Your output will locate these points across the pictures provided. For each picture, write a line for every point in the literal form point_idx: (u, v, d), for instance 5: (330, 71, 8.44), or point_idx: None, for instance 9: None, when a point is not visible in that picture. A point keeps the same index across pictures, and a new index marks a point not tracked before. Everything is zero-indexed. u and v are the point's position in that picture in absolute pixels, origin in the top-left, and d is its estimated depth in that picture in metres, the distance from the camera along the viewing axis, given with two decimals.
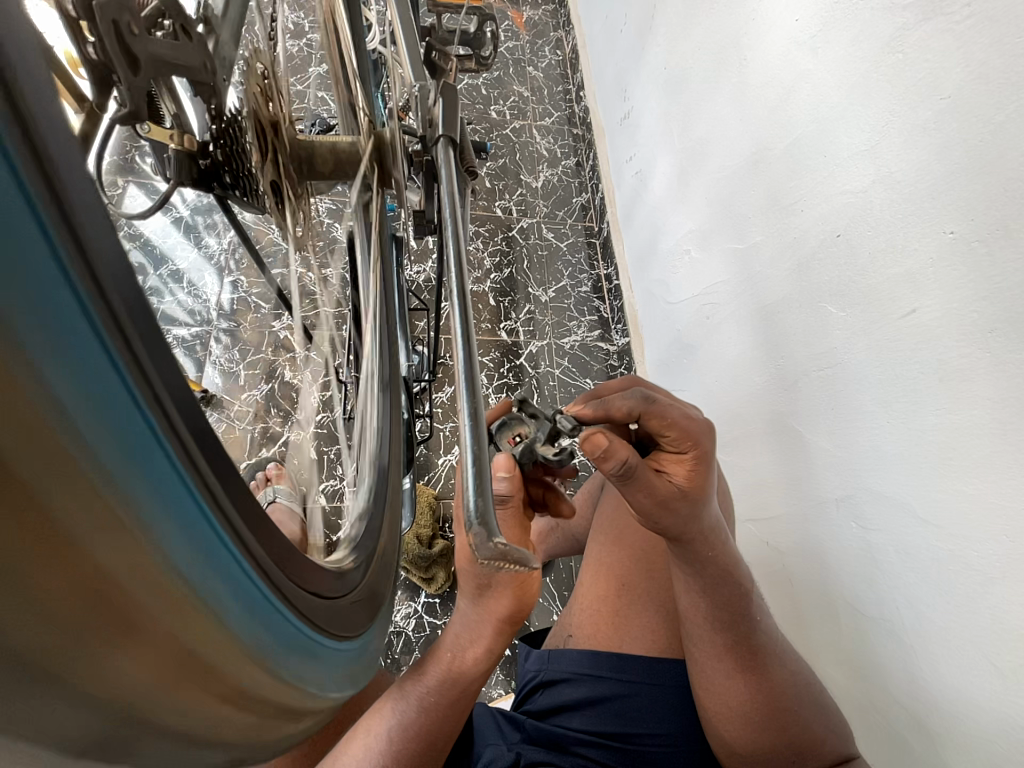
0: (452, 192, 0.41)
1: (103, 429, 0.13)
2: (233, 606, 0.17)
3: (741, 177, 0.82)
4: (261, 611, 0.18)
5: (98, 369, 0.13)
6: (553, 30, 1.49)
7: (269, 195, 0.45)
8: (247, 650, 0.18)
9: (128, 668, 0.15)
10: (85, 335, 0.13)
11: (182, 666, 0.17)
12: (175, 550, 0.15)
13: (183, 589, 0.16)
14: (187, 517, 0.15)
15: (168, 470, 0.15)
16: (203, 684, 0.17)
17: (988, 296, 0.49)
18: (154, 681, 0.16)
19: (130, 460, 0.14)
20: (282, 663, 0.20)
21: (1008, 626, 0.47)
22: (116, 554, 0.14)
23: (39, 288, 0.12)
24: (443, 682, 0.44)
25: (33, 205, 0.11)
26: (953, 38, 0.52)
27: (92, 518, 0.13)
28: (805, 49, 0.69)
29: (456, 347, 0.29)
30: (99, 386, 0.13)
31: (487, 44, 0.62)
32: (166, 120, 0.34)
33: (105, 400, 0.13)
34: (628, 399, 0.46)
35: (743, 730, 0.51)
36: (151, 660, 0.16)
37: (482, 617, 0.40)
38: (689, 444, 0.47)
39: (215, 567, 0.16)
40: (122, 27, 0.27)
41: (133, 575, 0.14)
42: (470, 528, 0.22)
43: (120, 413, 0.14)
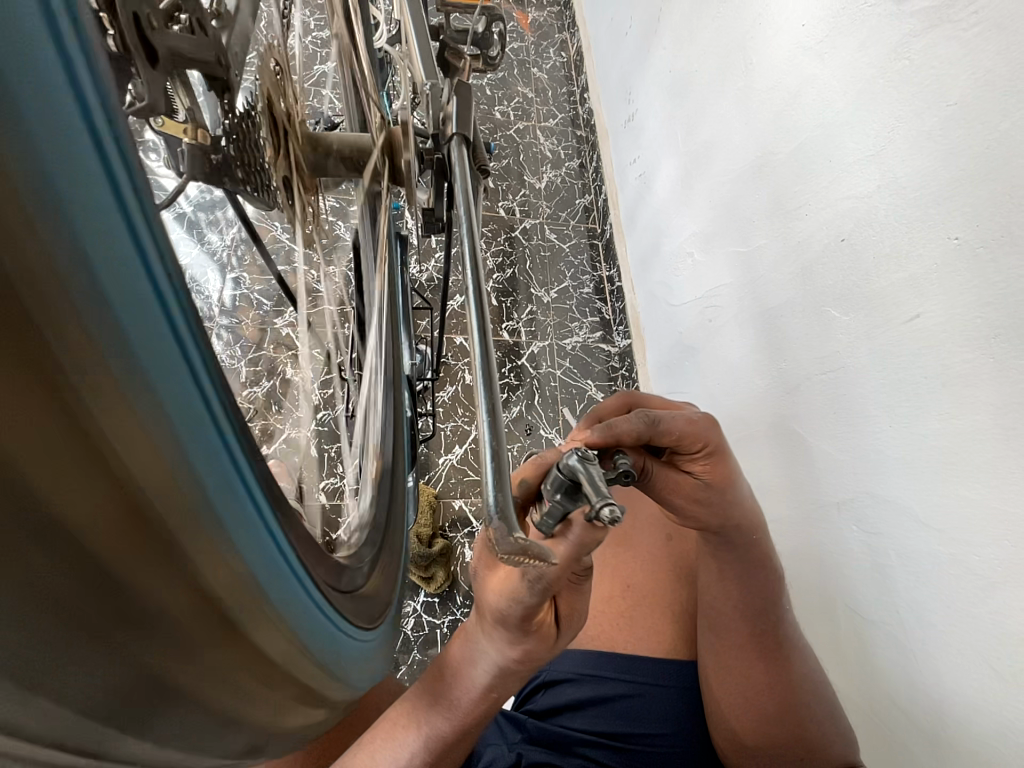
0: (467, 189, 0.42)
1: (163, 393, 0.15)
2: (262, 568, 0.19)
3: (746, 180, 0.83)
4: (282, 569, 0.20)
5: (160, 336, 0.15)
6: (558, 31, 1.49)
7: (280, 190, 0.45)
8: (272, 611, 0.20)
9: (167, 621, 0.17)
10: (152, 305, 0.14)
11: (213, 623, 0.18)
12: (210, 486, 0.17)
13: (222, 544, 0.17)
14: (230, 478, 0.17)
15: (216, 436, 0.17)
16: (225, 634, 0.18)
17: (992, 302, 0.49)
18: (188, 636, 0.18)
19: (177, 402, 0.15)
20: (301, 628, 0.21)
21: (1008, 630, 0.47)
22: (170, 505, 0.16)
23: (109, 233, 0.13)
24: (485, 708, 0.44)
25: (108, 164, 0.13)
26: (960, 45, 0.52)
27: (150, 470, 0.15)
28: (811, 53, 0.70)
29: (473, 341, 0.29)
30: (162, 352, 0.15)
31: (496, 44, 0.61)
32: (181, 113, 0.33)
33: (168, 366, 0.15)
34: (631, 423, 0.43)
35: (756, 724, 0.51)
36: (188, 614, 0.17)
37: (527, 658, 0.41)
38: (700, 443, 0.45)
39: (251, 530, 0.18)
40: (141, 19, 0.27)
41: (181, 525, 0.16)
42: (490, 523, 0.22)
43: (177, 379, 0.15)
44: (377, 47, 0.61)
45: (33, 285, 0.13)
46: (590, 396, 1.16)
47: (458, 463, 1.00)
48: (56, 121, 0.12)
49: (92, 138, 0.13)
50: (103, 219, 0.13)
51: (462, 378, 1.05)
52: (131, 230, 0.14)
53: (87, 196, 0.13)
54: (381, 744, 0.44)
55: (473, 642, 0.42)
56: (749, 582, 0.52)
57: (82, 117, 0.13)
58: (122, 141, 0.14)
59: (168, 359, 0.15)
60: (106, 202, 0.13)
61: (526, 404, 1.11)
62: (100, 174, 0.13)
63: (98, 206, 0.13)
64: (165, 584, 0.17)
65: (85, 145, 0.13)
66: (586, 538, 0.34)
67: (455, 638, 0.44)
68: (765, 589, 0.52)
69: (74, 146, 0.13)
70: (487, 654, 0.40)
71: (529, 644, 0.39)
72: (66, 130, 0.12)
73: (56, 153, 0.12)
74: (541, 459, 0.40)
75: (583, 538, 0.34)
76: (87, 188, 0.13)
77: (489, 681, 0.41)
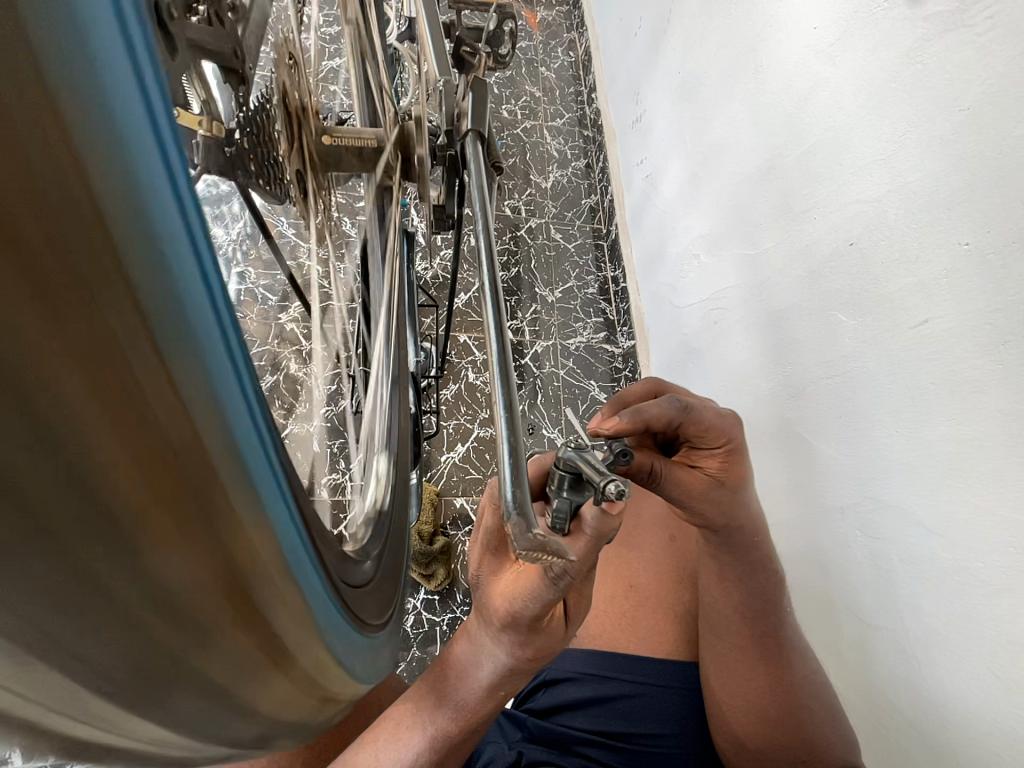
0: (480, 184, 0.42)
1: (198, 365, 0.15)
2: (283, 551, 0.18)
3: (755, 182, 0.83)
4: (297, 557, 0.19)
5: (198, 307, 0.14)
6: (567, 31, 1.49)
7: (294, 184, 0.45)
8: (290, 595, 0.19)
9: (190, 592, 0.17)
10: (190, 273, 0.14)
11: (234, 601, 0.18)
12: (232, 463, 0.16)
13: (244, 524, 0.17)
14: (254, 453, 0.17)
15: (246, 413, 0.16)
16: (238, 612, 0.18)
17: (1002, 308, 0.49)
18: (208, 611, 0.18)
19: (205, 374, 0.15)
20: (319, 615, 0.21)
21: (1011, 637, 0.47)
22: (200, 478, 0.16)
23: (145, 193, 0.13)
24: (489, 708, 0.44)
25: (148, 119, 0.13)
26: (975, 50, 0.52)
27: (182, 443, 0.15)
28: (823, 56, 0.70)
29: (488, 337, 0.29)
30: (199, 323, 0.14)
31: (508, 41, 0.59)
32: (196, 106, 0.34)
33: (202, 340, 0.15)
34: (664, 406, 0.46)
35: (755, 724, 0.51)
36: (211, 587, 0.18)
37: (532, 659, 0.40)
38: (722, 439, 0.47)
39: (274, 513, 0.18)
40: (163, 12, 0.27)
41: (207, 501, 0.16)
42: (509, 519, 0.22)
43: (212, 352, 0.15)
44: (387, 43, 0.61)
45: (88, 259, 0.13)
46: (593, 396, 1.16)
47: (461, 461, 1.00)
48: (107, 85, 0.12)
49: (142, 102, 0.13)
50: (145, 183, 0.13)
51: (466, 376, 1.05)
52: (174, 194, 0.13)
53: (136, 163, 0.13)
54: (383, 744, 0.44)
55: (477, 642, 0.41)
56: (751, 584, 0.52)
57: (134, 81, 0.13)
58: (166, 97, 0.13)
59: (204, 329, 0.15)
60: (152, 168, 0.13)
61: (529, 403, 1.11)
62: (144, 128, 0.13)
63: (136, 164, 0.13)
64: (190, 558, 0.17)
65: (130, 98, 0.13)
66: (603, 527, 0.32)
67: (456, 638, 0.43)
68: (768, 591, 0.52)
69: (124, 111, 0.13)
70: (491, 651, 0.40)
71: (535, 640, 0.39)
72: (117, 94, 0.12)
73: (99, 105, 0.12)
74: (543, 461, 0.42)
75: (600, 528, 0.32)
76: (133, 153, 0.13)
77: (493, 679, 0.42)
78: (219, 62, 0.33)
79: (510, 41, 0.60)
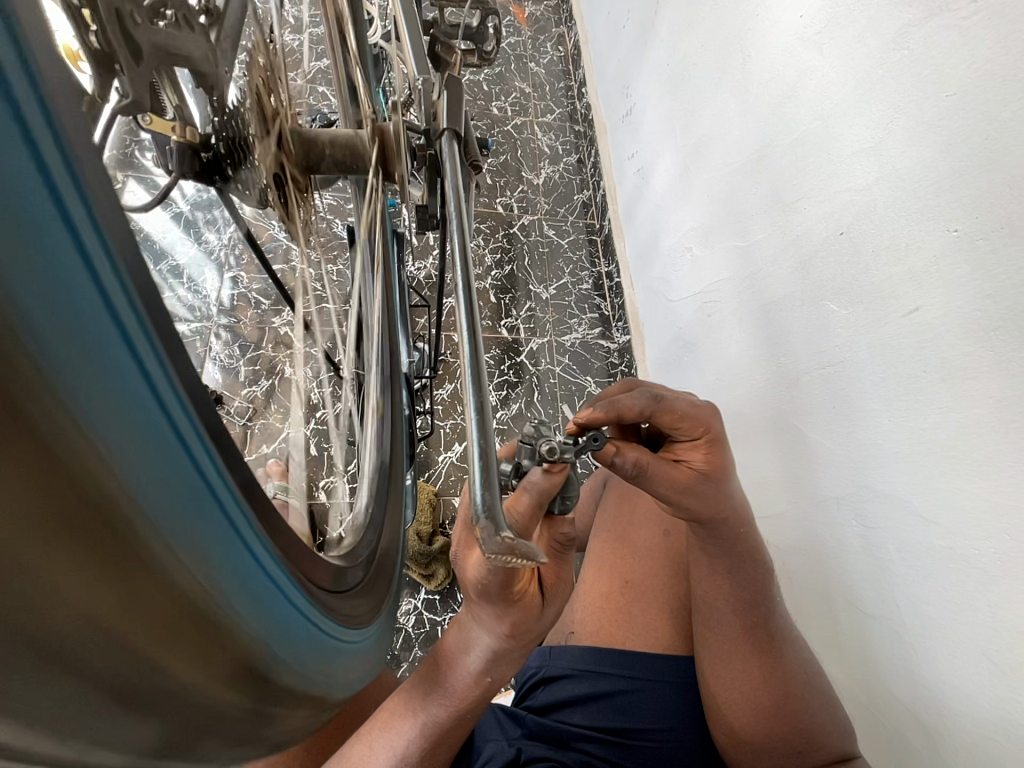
0: (457, 184, 0.41)
1: (131, 421, 0.15)
2: (235, 583, 0.19)
3: (745, 174, 0.82)
4: (249, 567, 0.19)
5: (124, 364, 0.15)
6: (556, 25, 1.48)
7: (271, 188, 0.45)
8: (249, 623, 0.20)
9: (136, 637, 0.17)
10: (114, 337, 0.15)
11: (183, 636, 0.18)
12: (168, 492, 0.16)
13: (191, 565, 0.17)
14: (194, 479, 0.17)
15: (183, 451, 0.17)
16: (191, 640, 0.18)
17: (992, 293, 0.49)
18: (167, 652, 0.18)
19: (131, 412, 0.15)
20: (286, 632, 0.21)
21: (1006, 623, 0.47)
22: (139, 531, 0.16)
23: (48, 247, 0.13)
24: (481, 696, 0.44)
25: (44, 173, 0.13)
26: (959, 34, 0.51)
27: (117, 498, 0.15)
28: (810, 44, 0.69)
29: (461, 341, 0.29)
30: (131, 388, 0.15)
31: (491, 39, 0.61)
32: (169, 111, 0.35)
33: (133, 396, 0.15)
34: (635, 397, 0.47)
35: (750, 717, 0.51)
36: (166, 630, 0.17)
37: (517, 643, 0.41)
38: (701, 427, 0.49)
39: (222, 546, 0.18)
40: (125, 16, 0.28)
41: (152, 548, 0.16)
42: (478, 522, 0.22)
43: (143, 407, 0.15)
44: (371, 43, 0.60)
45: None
46: (589, 392, 1.15)
47: (459, 461, 1.00)
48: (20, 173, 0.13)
49: (46, 183, 0.13)
50: (53, 247, 0.13)
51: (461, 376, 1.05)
52: (88, 267, 0.14)
53: (37, 219, 0.13)
54: (376, 735, 0.45)
55: (466, 629, 0.42)
56: (743, 576, 0.52)
57: (36, 161, 0.13)
58: (63, 144, 0.13)
59: (128, 379, 0.15)
60: (66, 245, 0.13)
61: (526, 401, 1.11)
62: (37, 179, 0.13)
63: (38, 221, 0.13)
64: (139, 607, 0.17)
65: (22, 152, 0.12)
66: (545, 485, 0.35)
67: (449, 628, 0.44)
68: (761, 584, 0.52)
69: (28, 192, 0.13)
70: (480, 636, 0.41)
71: (517, 621, 0.39)
72: (25, 186, 0.13)
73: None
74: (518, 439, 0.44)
75: (540, 485, 0.35)
76: (40, 229, 0.13)
77: (481, 666, 0.42)
78: (189, 69, 0.33)
79: (493, 37, 0.61)
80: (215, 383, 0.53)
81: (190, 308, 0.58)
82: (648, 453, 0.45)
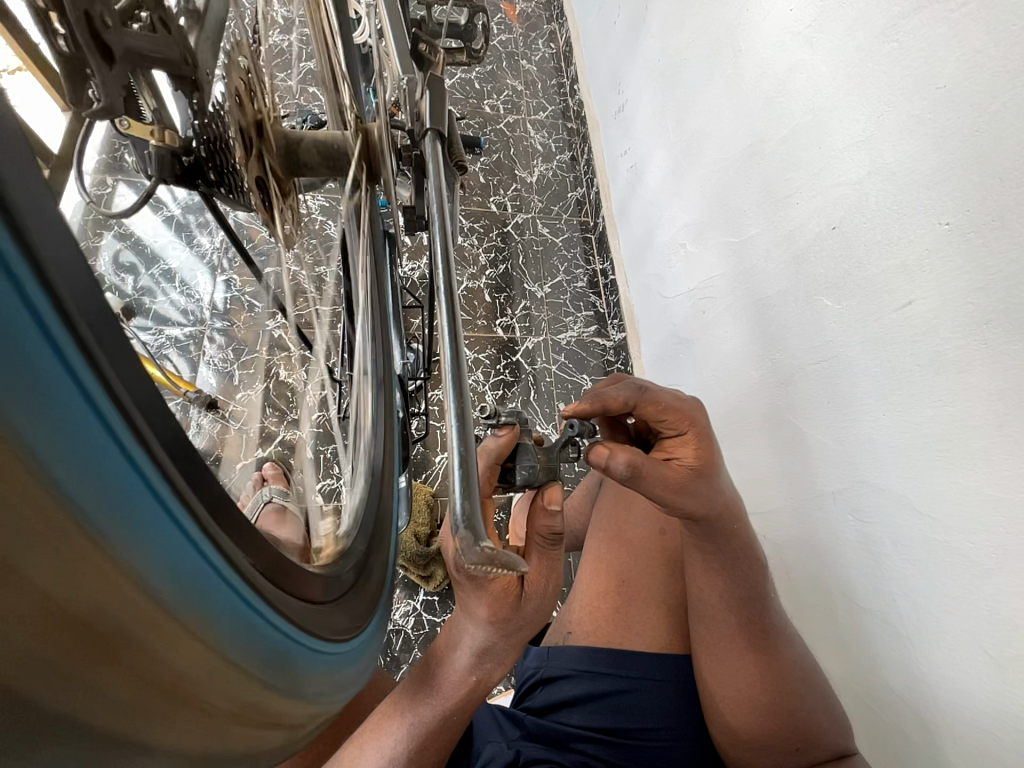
0: (441, 185, 0.41)
1: (78, 463, 0.14)
2: (209, 622, 0.18)
3: (737, 170, 0.82)
4: (226, 602, 0.18)
5: (69, 398, 0.14)
6: (547, 22, 1.47)
7: (255, 191, 0.44)
8: (227, 656, 0.19)
9: (102, 684, 0.16)
10: (55, 370, 0.13)
11: (155, 680, 0.17)
12: (131, 539, 0.15)
13: (155, 609, 0.16)
14: (157, 519, 0.16)
15: (145, 492, 0.16)
16: (167, 681, 0.17)
17: (984, 286, 0.49)
18: (137, 697, 0.17)
19: (89, 468, 0.14)
20: (270, 664, 0.20)
21: (1003, 617, 0.47)
22: (96, 583, 0.15)
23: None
24: (471, 697, 0.44)
25: None
26: (949, 26, 0.51)
27: (66, 550, 0.14)
28: (800, 39, 0.69)
29: (443, 345, 0.28)
30: (89, 440, 0.14)
31: (479, 36, 0.60)
32: (147, 115, 0.34)
33: (89, 448, 0.14)
34: (620, 387, 0.49)
35: (748, 715, 0.51)
36: (132, 675, 0.16)
37: (501, 639, 0.41)
38: (685, 422, 0.49)
39: (193, 581, 0.17)
40: (94, 19, 0.28)
41: (108, 597, 0.15)
42: (457, 532, 0.22)
43: (95, 447, 0.14)
44: (358, 43, 0.60)
45: None
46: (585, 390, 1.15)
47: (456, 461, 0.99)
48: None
49: None
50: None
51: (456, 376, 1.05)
52: (19, 294, 0.12)
53: None
54: (366, 737, 0.45)
55: (457, 629, 0.42)
56: (735, 574, 0.52)
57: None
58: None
59: (85, 432, 0.14)
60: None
61: (522, 400, 1.10)
62: None
63: None
64: (107, 660, 0.16)
65: None
66: (499, 451, 0.37)
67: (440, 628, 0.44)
68: (756, 581, 0.52)
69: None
70: (469, 635, 0.41)
71: (502, 615, 0.39)
72: None
73: None
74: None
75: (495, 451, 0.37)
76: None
77: (469, 662, 0.42)
78: (167, 70, 0.32)
79: (481, 35, 0.60)
80: (209, 388, 0.53)
81: (182, 313, 0.58)
82: (641, 453, 0.44)
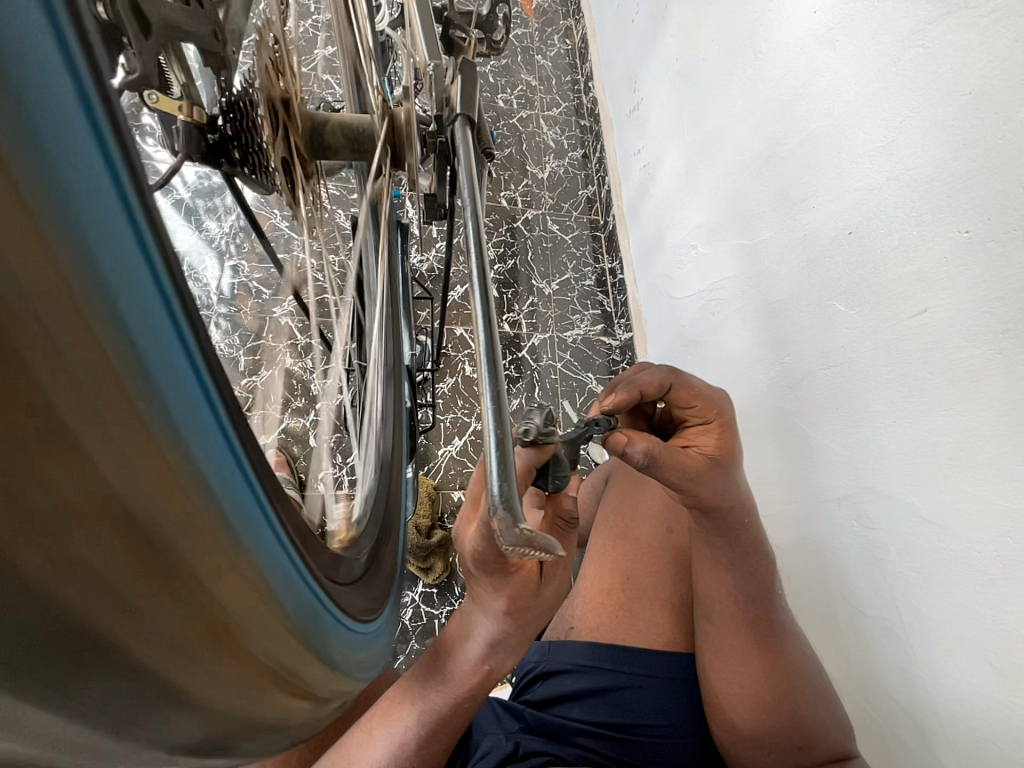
0: (471, 170, 0.41)
1: (178, 425, 0.15)
2: (270, 582, 0.19)
3: (754, 172, 0.81)
4: (279, 560, 0.19)
5: (170, 345, 0.14)
6: (563, 18, 1.47)
7: (279, 172, 0.44)
8: (273, 611, 0.19)
9: (160, 621, 0.17)
10: (152, 302, 0.14)
11: (205, 626, 0.18)
12: (213, 484, 0.16)
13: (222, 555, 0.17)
14: (232, 472, 0.17)
15: (224, 442, 0.16)
16: (217, 629, 0.18)
17: (1003, 296, 0.48)
18: (187, 640, 0.18)
19: (178, 406, 0.15)
20: (313, 635, 0.22)
21: (1008, 627, 0.47)
22: (177, 522, 0.16)
23: (107, 236, 0.13)
24: (479, 686, 0.44)
25: (104, 154, 0.13)
26: (977, 32, 0.51)
27: (150, 488, 0.15)
28: (823, 41, 0.68)
29: (476, 326, 0.28)
30: (179, 381, 0.15)
31: (500, 27, 0.59)
32: (175, 89, 0.35)
33: (178, 388, 0.15)
34: (656, 373, 0.51)
35: (751, 712, 0.51)
36: (185, 617, 0.17)
37: (515, 628, 0.40)
38: (714, 411, 0.50)
39: (254, 534, 0.18)
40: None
41: (182, 538, 0.16)
42: (494, 513, 0.22)
43: (186, 393, 0.15)
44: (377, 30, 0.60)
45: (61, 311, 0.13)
46: (590, 389, 1.15)
47: (459, 454, 0.99)
48: (17, 48, 0.11)
49: (102, 153, 0.12)
50: (119, 239, 0.13)
51: (462, 370, 1.05)
52: (136, 235, 0.13)
53: (93, 201, 0.12)
54: (376, 722, 0.45)
55: (467, 617, 0.41)
56: (739, 572, 0.52)
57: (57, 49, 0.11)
58: (121, 128, 0.13)
59: (180, 372, 0.15)
60: (112, 207, 0.13)
61: (526, 397, 1.10)
62: (98, 164, 0.12)
63: (100, 207, 0.13)
64: (178, 603, 0.17)
65: (80, 126, 0.12)
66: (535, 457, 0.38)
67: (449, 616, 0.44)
68: (763, 581, 0.52)
69: (78, 157, 0.12)
70: (482, 626, 0.40)
71: (517, 599, 0.38)
72: (82, 166, 0.12)
73: (58, 142, 0.12)
74: None
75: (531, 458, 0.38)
76: (74, 180, 0.12)
77: (480, 652, 0.41)
78: (198, 45, 0.32)
79: (502, 26, 0.60)
80: None
81: None
82: (658, 441, 0.45)
